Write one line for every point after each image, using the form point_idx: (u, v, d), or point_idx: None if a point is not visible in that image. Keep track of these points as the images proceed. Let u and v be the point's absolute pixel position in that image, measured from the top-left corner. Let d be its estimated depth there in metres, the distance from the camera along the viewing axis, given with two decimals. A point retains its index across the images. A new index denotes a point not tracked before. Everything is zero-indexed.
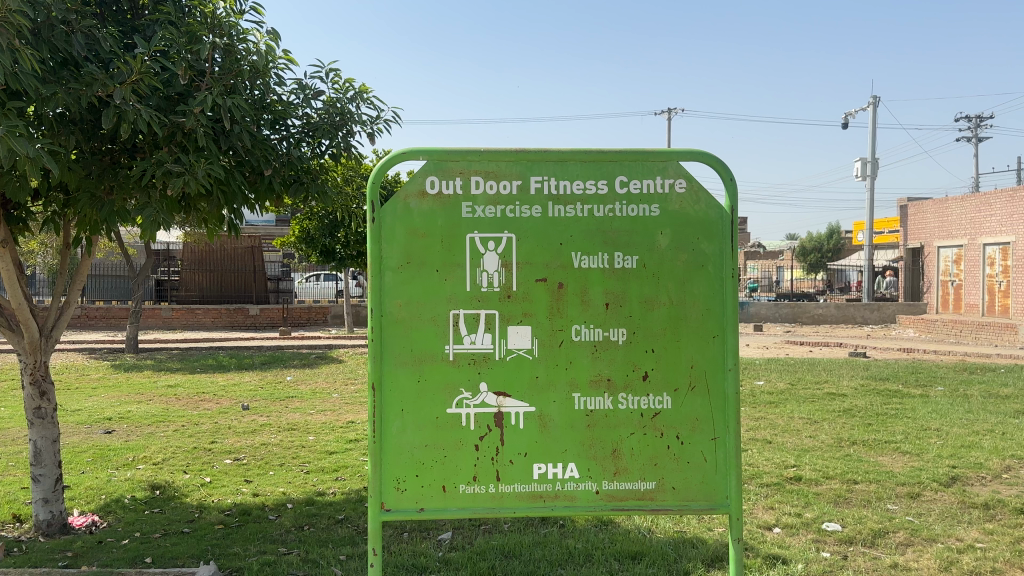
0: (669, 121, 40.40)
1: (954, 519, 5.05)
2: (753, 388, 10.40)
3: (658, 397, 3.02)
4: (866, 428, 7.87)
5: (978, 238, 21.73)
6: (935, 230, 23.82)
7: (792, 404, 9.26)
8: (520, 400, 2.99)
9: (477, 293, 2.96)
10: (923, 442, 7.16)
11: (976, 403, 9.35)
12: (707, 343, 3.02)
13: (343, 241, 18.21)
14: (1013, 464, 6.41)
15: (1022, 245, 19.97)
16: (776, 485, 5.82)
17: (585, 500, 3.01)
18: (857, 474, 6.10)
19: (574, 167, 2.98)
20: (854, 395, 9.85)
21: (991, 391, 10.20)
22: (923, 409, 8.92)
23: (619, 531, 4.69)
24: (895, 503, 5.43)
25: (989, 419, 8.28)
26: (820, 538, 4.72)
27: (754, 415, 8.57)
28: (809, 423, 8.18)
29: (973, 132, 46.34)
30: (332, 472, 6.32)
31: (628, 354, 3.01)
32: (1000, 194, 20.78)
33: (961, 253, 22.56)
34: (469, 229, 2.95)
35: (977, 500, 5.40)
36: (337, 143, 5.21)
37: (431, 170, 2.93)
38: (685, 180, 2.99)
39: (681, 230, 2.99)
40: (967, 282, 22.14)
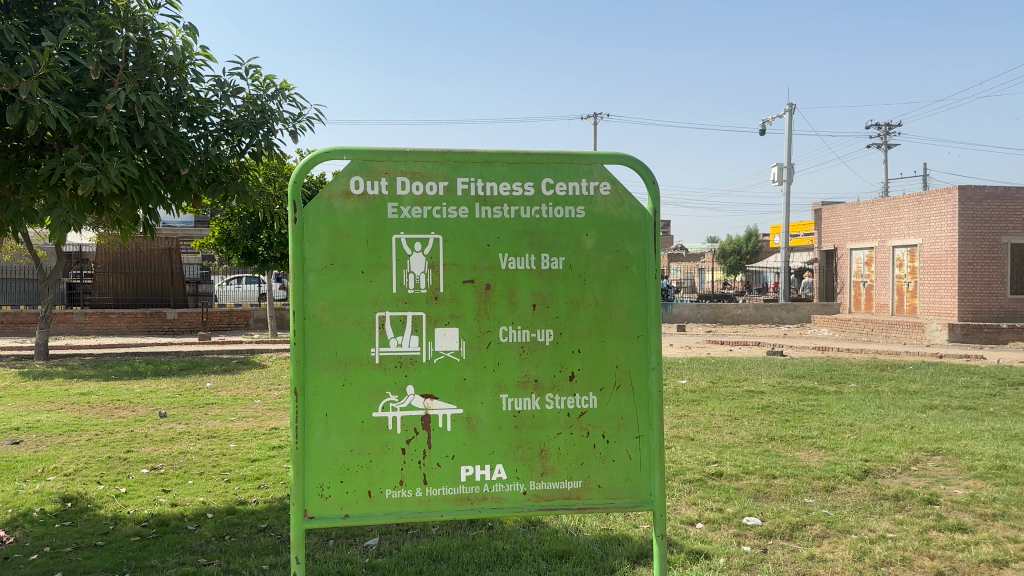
0: (595, 125, 41.10)
1: (867, 511, 5.26)
2: (677, 387, 10.61)
3: (584, 396, 3.04)
4: (783, 425, 8.12)
5: (888, 241, 22.71)
6: (847, 233, 24.77)
7: (713, 402, 9.47)
8: (447, 402, 2.97)
9: (403, 295, 2.92)
10: (836, 437, 7.44)
11: (886, 398, 9.76)
12: (632, 342, 3.06)
13: (266, 244, 17.85)
14: (921, 456, 6.72)
15: (928, 247, 20.95)
16: (698, 481, 5.95)
17: (511, 501, 3.01)
18: (776, 468, 6.29)
19: (500, 168, 2.98)
20: (772, 393, 10.17)
21: (900, 387, 10.69)
22: (837, 405, 9.27)
23: (547, 531, 4.71)
24: (812, 496, 5.62)
25: (898, 414, 8.65)
26: (741, 532, 4.84)
27: (677, 413, 8.75)
28: (729, 421, 8.38)
29: (882, 140, 48.48)
30: (255, 480, 6.17)
31: (555, 354, 3.02)
32: (908, 198, 21.76)
33: (872, 254, 23.53)
34: (394, 230, 2.91)
35: (888, 492, 5.63)
36: (257, 141, 5.08)
37: (355, 169, 2.89)
38: (609, 182, 3.03)
39: (606, 231, 3.03)
40: (877, 282, 23.14)
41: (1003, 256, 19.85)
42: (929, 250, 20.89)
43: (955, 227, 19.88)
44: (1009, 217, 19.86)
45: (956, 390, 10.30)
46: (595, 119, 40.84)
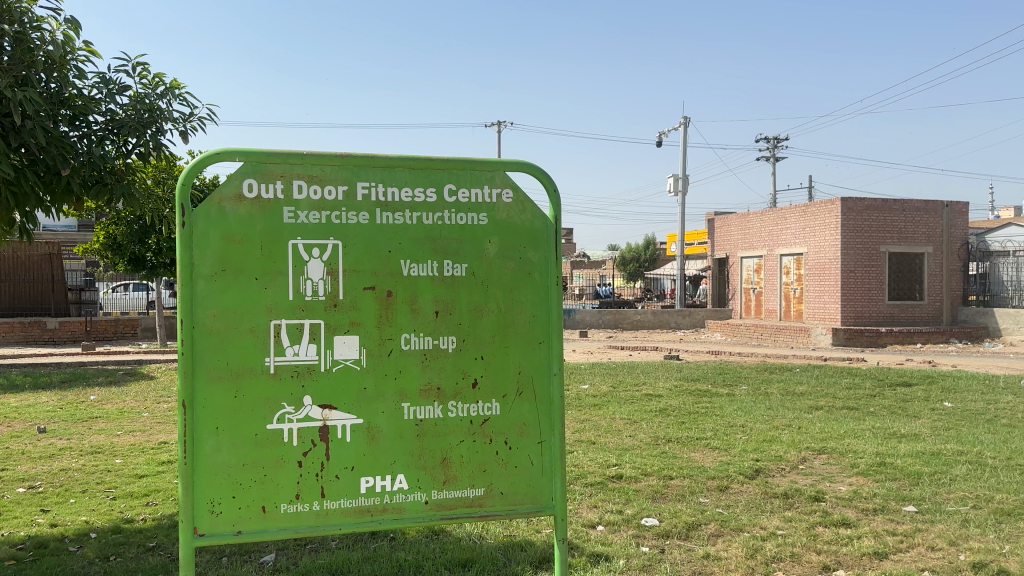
0: (497, 133, 41.39)
1: (758, 509, 5.46)
2: (579, 391, 10.76)
3: (487, 403, 3.03)
4: (679, 427, 8.35)
5: (775, 249, 23.78)
6: (738, 242, 25.79)
7: (614, 406, 9.65)
8: (347, 412, 2.89)
9: (300, 302, 2.83)
10: (729, 438, 7.70)
11: (775, 400, 10.19)
12: (534, 348, 3.07)
13: (154, 249, 17.06)
14: (807, 455, 7.04)
15: (812, 255, 22.05)
16: (599, 484, 6.03)
17: (413, 511, 2.95)
18: (673, 470, 6.45)
19: (402, 174, 2.93)
20: (669, 396, 10.44)
21: (789, 389, 11.18)
22: (730, 407, 9.61)
23: (450, 540, 4.66)
24: (707, 496, 5.79)
25: (786, 415, 9.05)
26: (640, 533, 4.94)
27: (579, 418, 8.86)
28: (628, 424, 8.55)
29: (770, 153, 50.79)
30: (143, 497, 5.85)
31: (457, 361, 2.99)
32: (794, 209, 22.85)
33: (761, 262, 24.58)
34: (291, 235, 2.82)
35: (778, 490, 5.87)
36: (145, 142, 4.83)
37: (249, 172, 2.78)
38: (511, 190, 3.03)
39: (508, 238, 3.02)
40: (766, 289, 24.18)
41: (880, 265, 21.10)
42: (814, 258, 21.99)
43: (838, 237, 20.99)
44: (885, 227, 21.14)
45: (839, 391, 10.87)
46: (498, 127, 41.13)
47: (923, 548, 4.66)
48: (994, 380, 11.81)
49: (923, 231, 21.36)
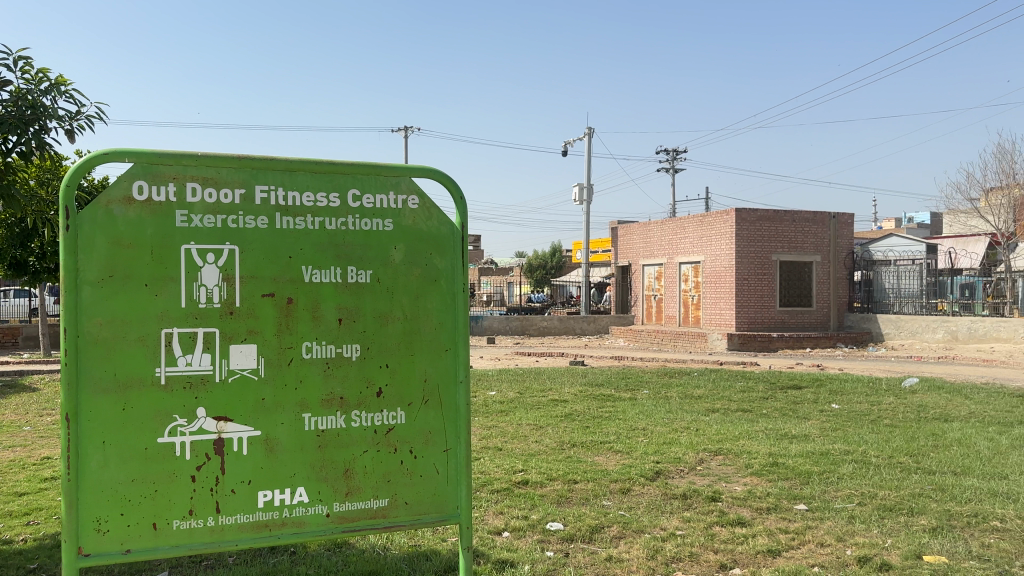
0: (405, 138, 41.10)
1: (659, 510, 5.59)
2: (486, 398, 10.76)
3: (392, 412, 2.97)
4: (584, 431, 8.47)
5: (675, 257, 24.50)
6: (640, 250, 26.41)
7: (520, 412, 9.70)
8: (244, 423, 2.79)
9: (193, 309, 2.71)
10: (632, 441, 7.87)
11: (675, 403, 10.49)
12: (440, 356, 3.03)
13: (37, 253, 16.13)
14: (705, 456, 7.26)
15: (709, 263, 22.83)
16: (505, 490, 6.03)
17: (313, 525, 2.87)
18: (577, 473, 6.53)
19: (303, 178, 2.85)
20: (574, 401, 10.58)
21: (687, 392, 11.54)
22: (632, 410, 9.83)
23: (353, 552, 4.56)
24: (610, 499, 5.88)
25: (685, 418, 9.32)
26: (544, 538, 4.97)
27: (486, 424, 8.87)
28: (534, 429, 8.62)
29: (671, 165, 52.37)
30: (22, 516, 5.48)
31: (361, 370, 2.93)
32: (692, 219, 23.62)
33: (661, 270, 25.26)
34: (185, 240, 2.70)
35: (677, 491, 6.02)
36: (26, 140, 4.54)
37: (139, 174, 2.65)
38: (416, 196, 2.99)
39: (413, 244, 2.98)
40: (666, 296, 24.86)
41: (772, 273, 22.05)
42: (711, 267, 22.76)
43: (733, 246, 21.80)
44: (777, 237, 22.11)
45: (735, 394, 11.27)
46: (405, 132, 40.85)
47: (813, 544, 4.87)
48: (876, 382, 12.51)
49: (811, 241, 22.44)
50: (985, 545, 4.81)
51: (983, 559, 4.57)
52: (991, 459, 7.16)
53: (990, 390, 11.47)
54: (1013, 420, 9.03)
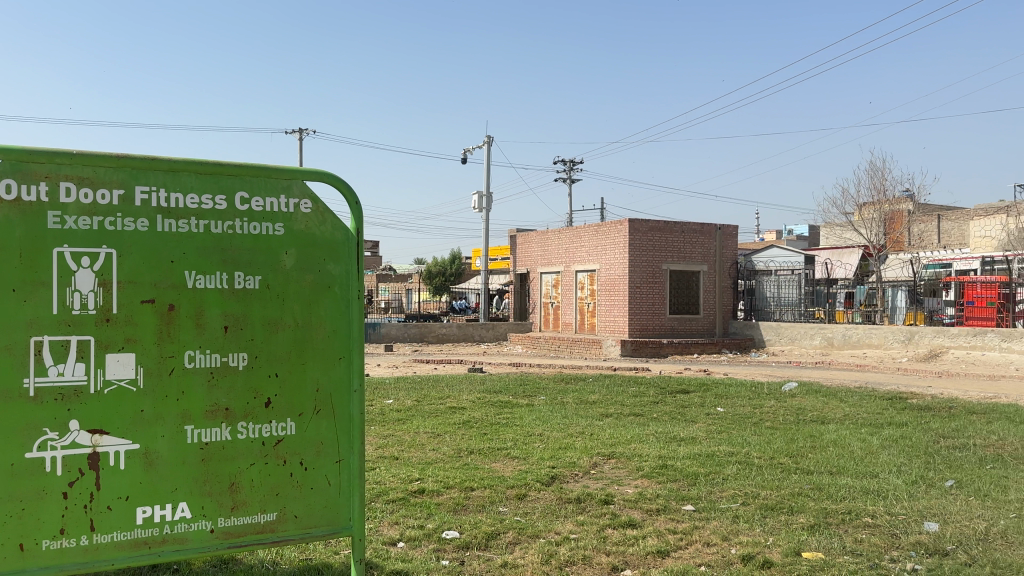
0: (300, 140, 40.18)
1: (553, 515, 5.65)
2: (382, 406, 10.61)
3: (281, 423, 2.89)
4: (481, 438, 8.48)
5: (571, 265, 24.91)
6: (537, 258, 26.70)
7: (417, 420, 9.62)
8: (121, 437, 2.65)
9: (65, 316, 2.55)
10: (528, 447, 7.93)
11: (571, 409, 10.64)
12: (333, 364, 2.97)
13: None
14: (599, 460, 7.41)
15: (604, 272, 23.34)
16: (400, 500, 5.97)
17: (196, 542, 2.76)
18: (473, 481, 6.53)
19: (188, 178, 2.75)
20: (472, 408, 10.58)
21: (583, 398, 11.72)
22: (530, 417, 9.91)
23: (242, 567, 4.39)
24: (506, 505, 5.91)
25: (580, 423, 9.48)
26: (440, 546, 4.94)
27: (383, 433, 8.74)
28: (432, 437, 8.56)
29: (569, 174, 53.22)
30: None
31: (248, 380, 2.84)
32: (588, 228, 24.10)
33: (558, 278, 25.63)
34: (57, 243, 2.54)
35: (572, 495, 6.11)
36: None
37: (6, 172, 2.49)
38: (309, 200, 2.92)
39: (305, 250, 2.91)
40: (563, 303, 25.23)
41: (663, 281, 22.77)
42: (606, 275, 23.27)
43: (626, 255, 22.39)
44: (668, 247, 22.85)
45: (628, 399, 11.54)
46: (300, 135, 39.92)
47: (700, 543, 5.04)
48: (759, 386, 13.10)
49: (700, 251, 23.32)
50: (858, 541, 5.10)
51: (856, 554, 4.85)
52: (862, 458, 7.63)
53: (861, 393, 12.20)
54: (882, 421, 9.65)
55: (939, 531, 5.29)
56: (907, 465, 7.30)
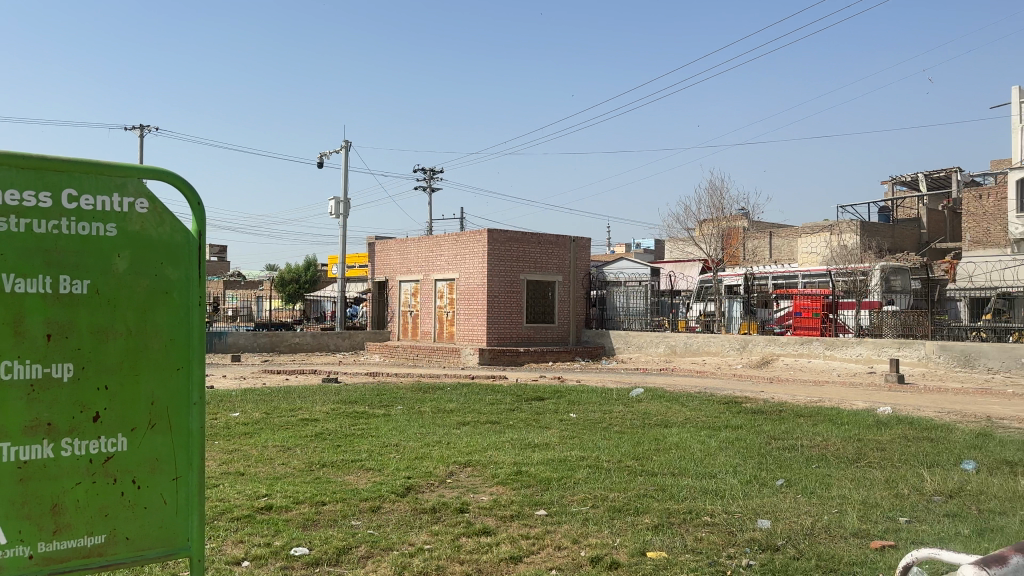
0: (143, 137, 37.83)
1: (407, 525, 5.60)
2: (228, 420, 10.13)
3: (110, 439, 2.70)
4: (334, 450, 8.28)
5: (431, 274, 24.83)
6: (396, 265, 26.39)
7: (266, 434, 9.25)
8: None
9: None
10: (383, 458, 7.83)
11: (427, 418, 10.59)
12: (169, 375, 2.80)
13: None
14: (455, 469, 7.42)
15: (463, 281, 23.44)
16: (245, 517, 5.71)
17: (11, 569, 2.52)
18: (324, 495, 6.35)
19: (7, 174, 2.51)
20: (325, 419, 10.30)
21: (440, 406, 11.69)
22: (385, 427, 9.77)
23: None
24: (359, 518, 5.79)
25: (437, 431, 9.46)
26: (288, 564, 4.76)
27: (228, 448, 8.35)
28: (281, 451, 8.27)
29: (429, 183, 52.97)
30: None
31: (74, 393, 2.63)
32: (447, 237, 24.12)
33: (417, 286, 25.45)
34: None
35: (426, 505, 6.08)
36: None
37: None
38: (145, 200, 2.74)
39: (139, 254, 2.73)
40: (422, 311, 25.06)
41: (520, 291, 23.16)
42: (465, 284, 23.37)
43: (486, 264, 22.60)
44: (525, 257, 23.27)
45: (484, 407, 11.62)
46: (143, 131, 37.56)
47: (551, 547, 5.14)
48: (610, 393, 13.53)
49: (555, 262, 23.90)
50: (697, 539, 5.38)
51: (695, 551, 5.11)
52: (703, 459, 8.05)
53: (702, 398, 12.86)
54: (721, 425, 10.22)
55: (771, 528, 5.66)
56: (742, 466, 7.78)
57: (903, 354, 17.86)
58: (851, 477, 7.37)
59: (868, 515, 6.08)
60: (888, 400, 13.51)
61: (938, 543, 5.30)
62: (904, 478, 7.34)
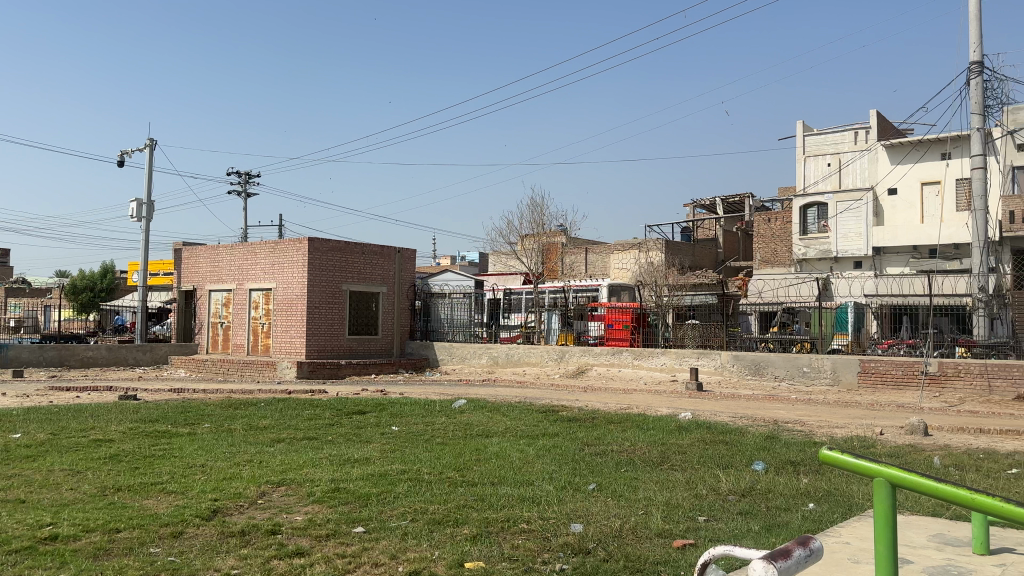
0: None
1: (213, 550, 5.24)
2: (7, 443, 9.04)
3: None
4: (131, 473, 7.62)
5: (245, 283, 23.61)
6: (206, 273, 24.85)
7: (52, 456, 8.35)
8: None
9: None
10: (187, 480, 7.29)
11: (238, 436, 10.01)
12: None
13: None
14: (268, 489, 7.05)
15: (280, 291, 22.51)
16: (25, 549, 5.10)
17: None
18: (121, 521, 5.81)
19: None
20: (121, 440, 9.45)
21: (252, 423, 11.10)
22: (190, 447, 9.12)
23: None
24: (157, 546, 5.33)
25: (248, 450, 8.97)
26: None
27: (5, 474, 7.44)
28: (69, 475, 7.48)
29: (244, 188, 50.53)
30: None
31: None
32: (264, 245, 23.09)
33: (229, 296, 24.09)
34: None
35: (235, 528, 5.73)
36: None
37: None
38: None
39: None
40: (234, 323, 23.74)
41: (340, 302, 22.59)
42: (282, 294, 22.46)
43: (306, 275, 21.86)
44: (347, 267, 22.74)
45: (300, 423, 11.17)
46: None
47: (368, 565, 4.99)
48: (431, 405, 13.46)
49: (378, 273, 23.54)
50: (515, 547, 5.44)
51: (512, 560, 5.16)
52: (521, 468, 8.19)
53: (522, 408, 13.13)
54: (538, 433, 10.47)
55: (583, 532, 5.84)
56: (558, 472, 7.99)
57: (703, 362, 19.18)
58: (657, 480, 7.78)
59: (671, 515, 6.42)
60: (689, 406, 14.45)
61: (732, 539, 5.69)
62: (703, 479, 7.87)
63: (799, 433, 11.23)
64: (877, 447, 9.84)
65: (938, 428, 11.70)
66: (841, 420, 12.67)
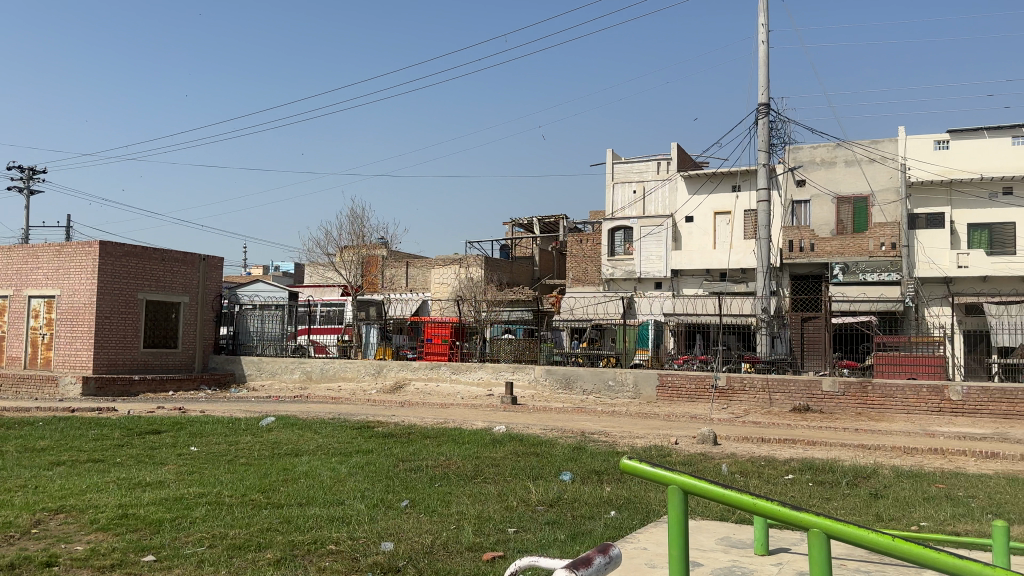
0: None
1: None
2: None
3: None
4: None
5: (23, 289, 21.33)
6: None
7: None
8: None
9: None
10: None
11: (9, 459, 8.99)
12: None
13: None
14: (44, 517, 6.38)
15: (66, 299, 20.54)
16: None
17: None
18: None
19: None
20: None
21: (27, 445, 10.00)
22: None
23: None
24: None
25: (21, 475, 8.07)
26: None
27: None
28: None
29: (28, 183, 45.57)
30: None
31: None
32: (48, 248, 20.99)
33: (4, 304, 21.66)
34: None
35: (2, 562, 5.13)
36: None
37: None
38: None
39: None
40: (9, 334, 21.36)
41: (136, 312, 20.97)
42: (68, 302, 20.50)
43: (94, 280, 20.07)
44: (144, 275, 21.17)
45: (86, 443, 10.22)
46: None
47: None
48: (237, 422, 12.79)
49: (180, 282, 22.11)
50: (321, 569, 5.27)
51: None
52: (331, 486, 7.96)
53: (334, 424, 12.79)
54: (351, 450, 10.25)
55: (393, 550, 5.76)
56: (370, 490, 7.85)
57: (518, 377, 19.64)
58: (469, 493, 7.86)
59: (482, 528, 6.49)
60: (504, 419, 14.72)
61: (539, 549, 5.84)
62: (514, 490, 8.04)
63: (604, 443, 11.80)
64: (673, 456, 10.54)
65: (726, 437, 12.70)
66: (642, 430, 13.43)
